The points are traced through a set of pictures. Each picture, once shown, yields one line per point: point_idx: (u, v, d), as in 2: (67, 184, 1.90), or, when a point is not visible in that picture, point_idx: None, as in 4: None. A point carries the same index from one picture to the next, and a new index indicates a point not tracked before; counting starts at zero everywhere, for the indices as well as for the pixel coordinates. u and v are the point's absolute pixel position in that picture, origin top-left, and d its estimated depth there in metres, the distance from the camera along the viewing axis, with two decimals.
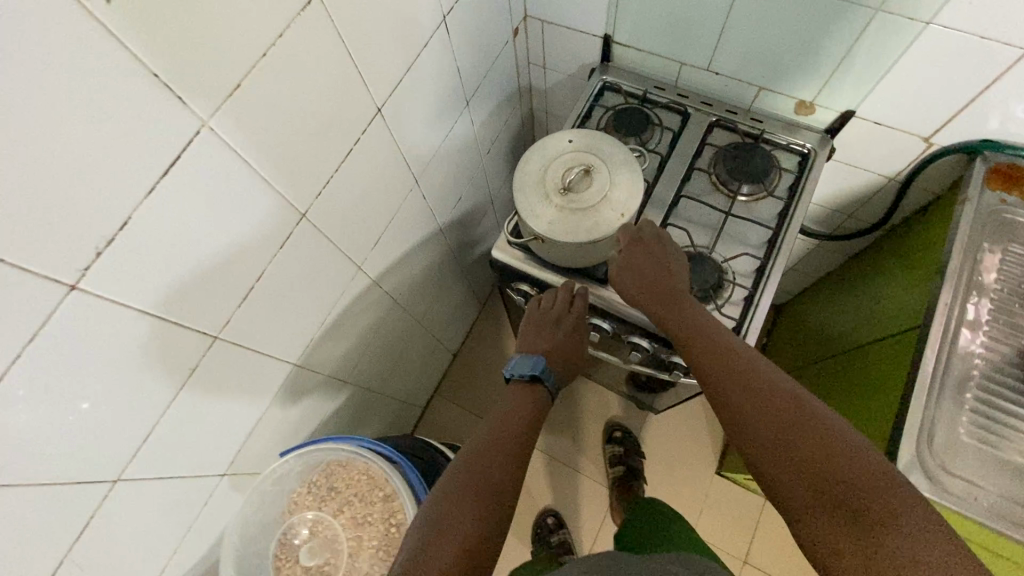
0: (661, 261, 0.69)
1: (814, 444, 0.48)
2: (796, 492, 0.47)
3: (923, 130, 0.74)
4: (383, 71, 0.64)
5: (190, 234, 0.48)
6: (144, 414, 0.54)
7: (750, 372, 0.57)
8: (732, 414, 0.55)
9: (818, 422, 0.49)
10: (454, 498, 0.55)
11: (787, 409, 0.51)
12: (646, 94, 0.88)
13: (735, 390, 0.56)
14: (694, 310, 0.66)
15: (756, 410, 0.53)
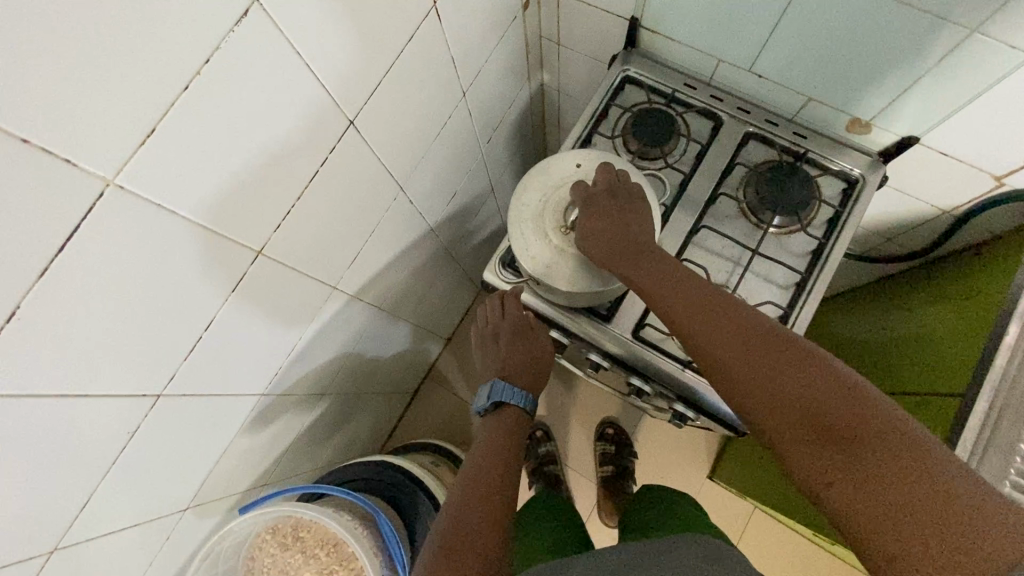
0: (625, 202, 0.62)
1: (814, 401, 0.43)
2: (808, 453, 0.42)
3: (996, 167, 0.65)
4: (358, 78, 0.53)
5: (108, 299, 0.41)
6: (85, 479, 0.49)
7: (733, 324, 0.51)
8: (724, 378, 0.49)
9: (817, 370, 0.44)
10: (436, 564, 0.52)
11: (786, 361, 0.46)
12: (674, 93, 0.76)
13: (725, 347, 0.50)
14: (666, 255, 0.59)
15: (750, 370, 0.47)
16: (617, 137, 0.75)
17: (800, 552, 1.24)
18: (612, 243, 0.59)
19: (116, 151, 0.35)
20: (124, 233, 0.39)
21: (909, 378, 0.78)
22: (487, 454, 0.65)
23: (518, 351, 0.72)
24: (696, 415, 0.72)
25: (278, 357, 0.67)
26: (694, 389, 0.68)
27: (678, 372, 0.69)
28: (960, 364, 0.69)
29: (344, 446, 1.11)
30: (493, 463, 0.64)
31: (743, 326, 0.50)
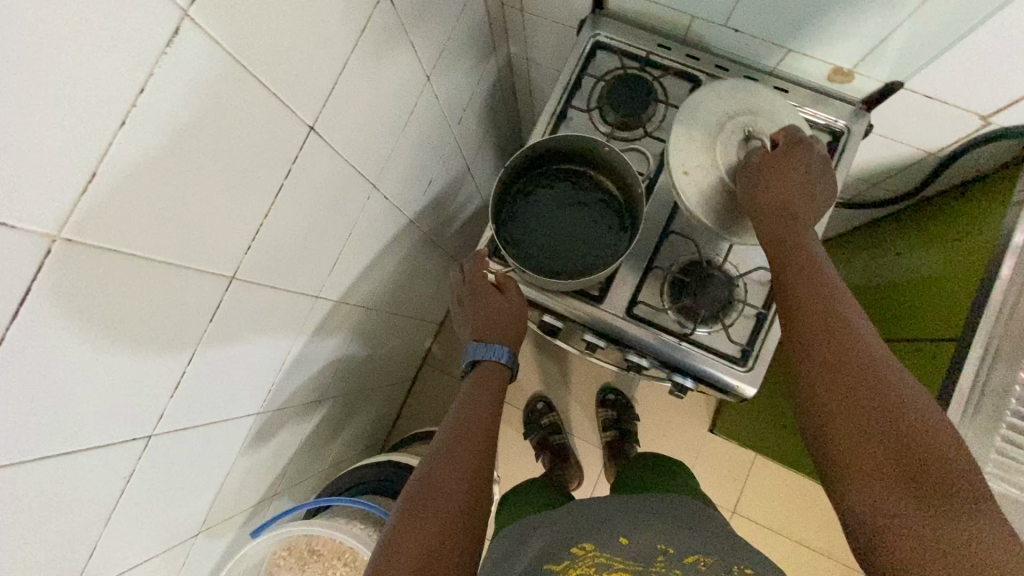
0: (806, 182, 0.59)
1: (905, 418, 0.45)
2: (867, 450, 0.45)
3: (982, 107, 0.64)
4: (310, 81, 0.49)
5: (80, 352, 0.39)
6: (88, 526, 0.48)
7: (844, 315, 0.52)
8: (809, 348, 0.51)
9: (911, 393, 0.46)
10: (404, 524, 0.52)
11: (882, 371, 0.47)
12: (648, 57, 0.73)
13: (822, 329, 0.51)
14: (800, 233, 0.57)
15: (845, 359, 0.49)
16: (593, 110, 0.72)
17: (803, 492, 1.29)
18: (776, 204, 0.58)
19: (55, 205, 0.33)
20: (83, 283, 0.37)
21: (904, 323, 0.79)
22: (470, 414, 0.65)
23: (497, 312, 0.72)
24: (694, 384, 0.72)
25: (269, 372, 0.66)
26: (692, 361, 0.68)
27: (674, 346, 0.68)
28: (951, 309, 0.70)
29: (350, 443, 1.12)
30: (481, 416, 0.65)
31: (850, 320, 0.51)
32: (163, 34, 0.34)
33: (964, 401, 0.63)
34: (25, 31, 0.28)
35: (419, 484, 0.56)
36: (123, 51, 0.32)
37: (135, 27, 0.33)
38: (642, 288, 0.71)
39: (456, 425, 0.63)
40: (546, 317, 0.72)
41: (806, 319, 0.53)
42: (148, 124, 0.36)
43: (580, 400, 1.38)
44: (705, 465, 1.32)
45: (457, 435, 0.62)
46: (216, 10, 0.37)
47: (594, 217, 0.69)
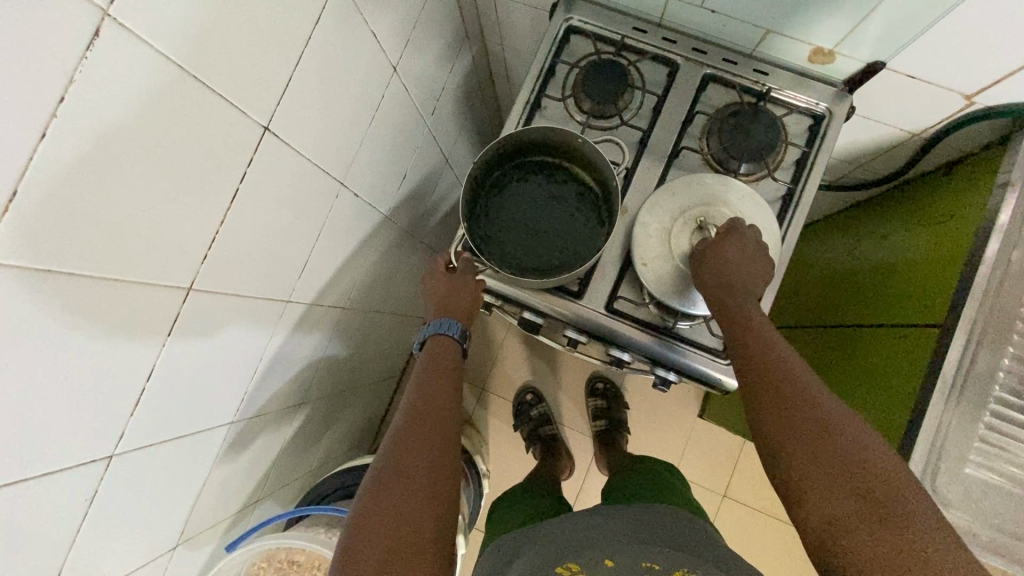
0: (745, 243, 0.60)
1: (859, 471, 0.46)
2: (827, 509, 0.46)
3: (966, 87, 0.62)
4: (260, 79, 0.47)
5: (20, 379, 0.37)
6: (52, 551, 0.47)
7: (793, 378, 0.53)
8: (765, 415, 0.52)
9: (863, 447, 0.47)
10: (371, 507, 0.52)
11: (834, 429, 0.48)
12: (624, 40, 0.70)
13: (773, 398, 0.52)
14: (741, 295, 0.59)
15: (795, 423, 0.50)
16: (568, 97, 0.70)
17: None
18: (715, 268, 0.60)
19: None
20: (15, 305, 0.34)
21: (885, 309, 0.78)
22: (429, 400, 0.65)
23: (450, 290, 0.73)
24: (678, 378, 0.71)
25: (242, 380, 0.65)
26: (675, 355, 0.67)
27: (656, 340, 0.67)
28: (933, 294, 0.69)
29: (336, 443, 1.10)
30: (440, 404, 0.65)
31: (799, 382, 0.52)
32: (83, 36, 0.32)
33: (947, 389, 0.62)
34: None
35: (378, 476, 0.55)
36: (37, 57, 0.30)
37: (48, 30, 0.30)
38: (622, 282, 0.69)
39: (411, 413, 0.63)
40: (526, 313, 0.71)
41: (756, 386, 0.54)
42: (73, 135, 0.33)
43: (569, 389, 1.37)
44: (695, 450, 1.32)
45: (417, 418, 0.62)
46: (142, 8, 0.34)
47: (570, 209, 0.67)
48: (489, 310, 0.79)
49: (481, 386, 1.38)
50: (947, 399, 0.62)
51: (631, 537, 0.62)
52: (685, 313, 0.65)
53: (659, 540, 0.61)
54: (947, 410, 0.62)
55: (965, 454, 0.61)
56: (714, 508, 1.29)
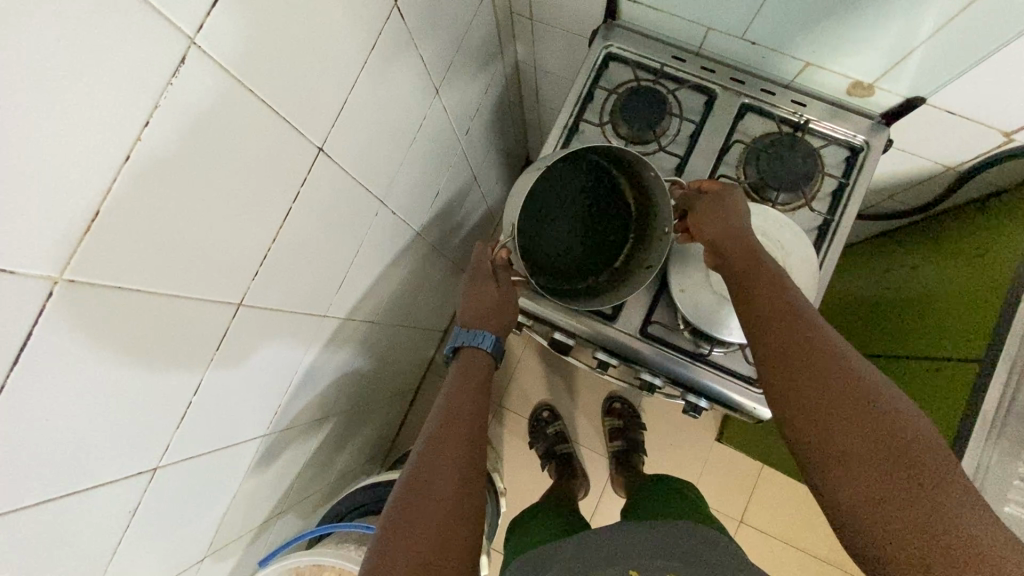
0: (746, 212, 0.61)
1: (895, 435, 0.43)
2: (865, 479, 0.42)
3: (1006, 123, 0.63)
4: (318, 102, 0.48)
5: (82, 391, 0.38)
6: (91, 560, 0.47)
7: (818, 342, 0.50)
8: (785, 379, 0.49)
9: (898, 410, 0.44)
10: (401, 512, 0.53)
11: (863, 392, 0.46)
12: (662, 69, 0.71)
13: (801, 362, 0.49)
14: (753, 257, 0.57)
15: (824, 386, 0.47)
16: (606, 123, 0.71)
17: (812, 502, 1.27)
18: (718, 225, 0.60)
19: (56, 248, 0.31)
20: (85, 322, 0.35)
21: (920, 342, 0.77)
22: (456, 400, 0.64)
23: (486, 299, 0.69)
24: (709, 404, 0.71)
25: (276, 393, 0.65)
26: (707, 382, 0.67)
27: (689, 365, 0.68)
28: (970, 328, 0.69)
29: (355, 456, 1.10)
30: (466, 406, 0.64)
31: (826, 346, 0.49)
32: (169, 65, 0.33)
33: (988, 425, 0.62)
34: (19, 71, 0.26)
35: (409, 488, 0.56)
36: (132, 84, 0.31)
37: (142, 59, 0.31)
38: (656, 307, 0.70)
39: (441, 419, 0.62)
40: (557, 334, 0.72)
41: (781, 349, 0.51)
42: (152, 156, 0.34)
43: (585, 407, 1.37)
44: (713, 474, 1.31)
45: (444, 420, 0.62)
46: (225, 36, 0.36)
47: (604, 232, 0.69)
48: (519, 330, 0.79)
49: (498, 402, 1.38)
50: (988, 435, 0.62)
51: (657, 550, 0.61)
52: (720, 340, 0.65)
53: (688, 557, 0.60)
54: (985, 446, 0.62)
55: (1005, 493, 0.61)
56: (731, 534, 1.28)
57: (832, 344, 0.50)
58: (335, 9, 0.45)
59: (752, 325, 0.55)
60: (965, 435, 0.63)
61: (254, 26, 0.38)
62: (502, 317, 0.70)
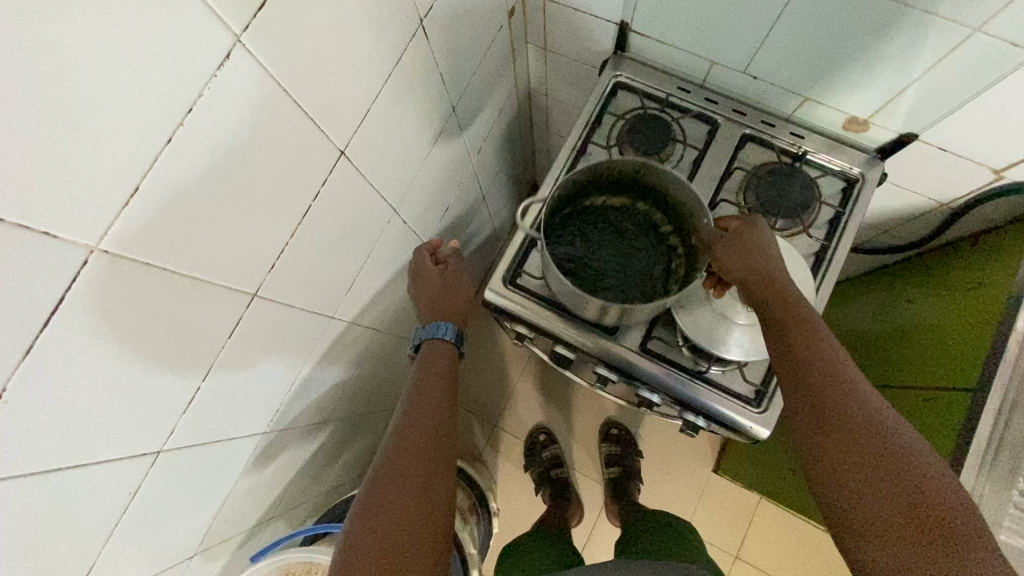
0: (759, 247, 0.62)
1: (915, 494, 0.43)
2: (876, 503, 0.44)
3: (996, 161, 0.66)
4: (343, 108, 0.51)
5: (101, 363, 0.39)
6: (91, 539, 0.48)
7: (850, 397, 0.50)
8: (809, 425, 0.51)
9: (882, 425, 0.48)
10: (380, 494, 0.55)
11: (866, 421, 0.48)
12: (668, 99, 0.75)
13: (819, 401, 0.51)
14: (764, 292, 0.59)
15: (848, 453, 0.47)
16: (612, 146, 0.74)
17: (810, 540, 1.26)
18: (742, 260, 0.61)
19: (95, 218, 0.33)
20: (111, 295, 0.37)
21: (915, 373, 0.79)
22: (427, 386, 0.68)
23: (425, 288, 0.79)
24: (706, 423, 0.72)
25: (277, 393, 0.66)
26: (704, 401, 0.68)
27: (688, 383, 0.69)
28: (963, 359, 0.70)
29: (349, 469, 1.09)
30: (434, 394, 0.68)
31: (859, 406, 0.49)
32: (215, 60, 0.36)
33: (980, 455, 0.63)
34: (83, 50, 0.29)
35: (373, 484, 0.57)
36: (181, 76, 0.34)
37: (193, 52, 0.34)
38: (656, 323, 0.72)
39: (409, 411, 0.65)
40: (559, 347, 0.73)
41: (815, 413, 0.51)
42: (191, 144, 0.37)
43: (582, 432, 1.36)
44: (710, 507, 1.29)
45: (413, 412, 0.65)
46: (267, 40, 0.39)
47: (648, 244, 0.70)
48: (521, 342, 0.81)
49: (494, 423, 1.37)
50: (981, 464, 0.63)
51: None
52: (718, 357, 0.67)
53: None
54: (978, 474, 0.62)
55: (1000, 521, 0.61)
56: (726, 569, 1.26)
57: (869, 408, 0.49)
58: (366, 24, 0.48)
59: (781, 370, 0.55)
60: (959, 464, 0.64)
61: (291, 31, 0.41)
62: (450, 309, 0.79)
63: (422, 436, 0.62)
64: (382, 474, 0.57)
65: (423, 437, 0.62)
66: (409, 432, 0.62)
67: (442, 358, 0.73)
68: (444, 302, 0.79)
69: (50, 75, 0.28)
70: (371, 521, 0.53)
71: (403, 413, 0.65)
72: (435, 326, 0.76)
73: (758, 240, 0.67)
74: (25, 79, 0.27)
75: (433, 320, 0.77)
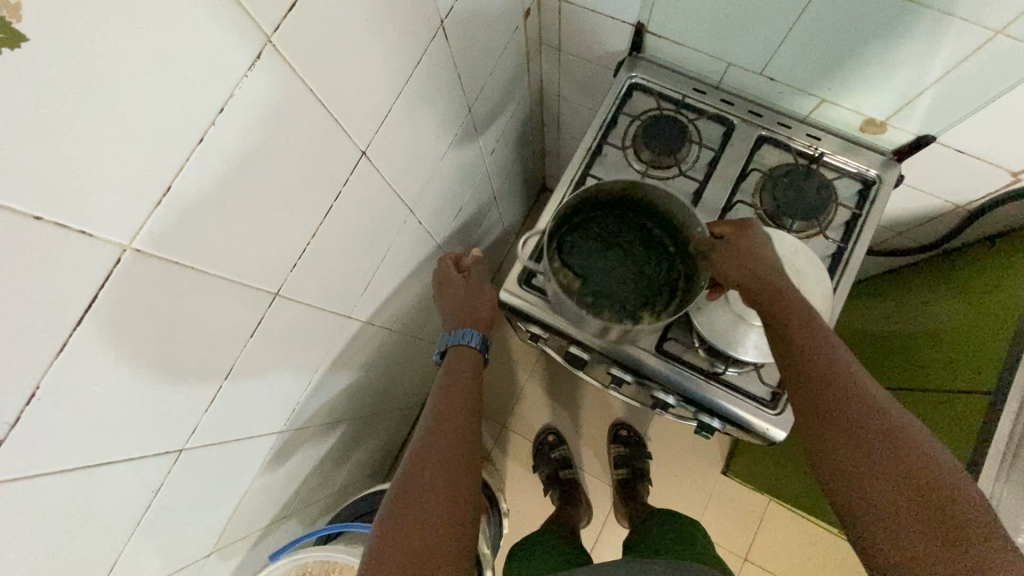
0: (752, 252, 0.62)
1: (931, 499, 0.43)
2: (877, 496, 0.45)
3: (1013, 163, 0.66)
4: (365, 108, 0.51)
5: (128, 361, 0.40)
6: (114, 536, 0.49)
7: (852, 390, 0.50)
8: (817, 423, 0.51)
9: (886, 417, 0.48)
10: (414, 490, 0.56)
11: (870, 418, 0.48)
12: (684, 100, 0.75)
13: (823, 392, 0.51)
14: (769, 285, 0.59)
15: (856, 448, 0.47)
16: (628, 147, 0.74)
17: (820, 542, 1.25)
18: (739, 266, 0.61)
19: (126, 217, 0.34)
20: (140, 294, 0.38)
21: (932, 375, 0.78)
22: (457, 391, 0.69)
23: (455, 297, 0.80)
24: (721, 424, 0.72)
25: (294, 393, 0.66)
26: (719, 402, 0.68)
27: (703, 384, 0.69)
28: (981, 362, 0.70)
29: (360, 469, 1.09)
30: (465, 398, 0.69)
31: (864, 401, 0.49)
32: (245, 61, 0.36)
33: (999, 458, 0.63)
34: (120, 54, 0.29)
35: (407, 480, 0.57)
36: (214, 77, 0.34)
37: (225, 53, 0.34)
38: (672, 324, 0.72)
39: (440, 413, 0.66)
40: (573, 347, 0.73)
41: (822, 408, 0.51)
42: (219, 143, 0.37)
43: (591, 433, 1.36)
44: (719, 508, 1.29)
45: (445, 414, 0.66)
46: (293, 42, 0.39)
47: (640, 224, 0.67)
48: (535, 343, 0.81)
49: (503, 423, 1.37)
50: (999, 467, 0.63)
51: None
52: (735, 359, 0.67)
53: None
54: (997, 477, 0.62)
55: (1018, 524, 0.61)
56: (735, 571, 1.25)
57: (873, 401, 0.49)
58: (388, 24, 0.49)
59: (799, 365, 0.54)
60: (978, 467, 0.64)
61: (318, 35, 0.41)
62: (475, 316, 0.79)
63: (452, 442, 0.63)
64: (415, 471, 0.58)
65: (457, 441, 0.63)
66: (440, 433, 0.63)
67: (465, 367, 0.74)
68: (469, 310, 0.79)
69: (86, 76, 0.28)
70: (406, 516, 0.53)
71: (432, 415, 0.66)
72: (461, 333, 0.76)
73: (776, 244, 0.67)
74: (62, 80, 0.27)
75: (461, 327, 0.78)
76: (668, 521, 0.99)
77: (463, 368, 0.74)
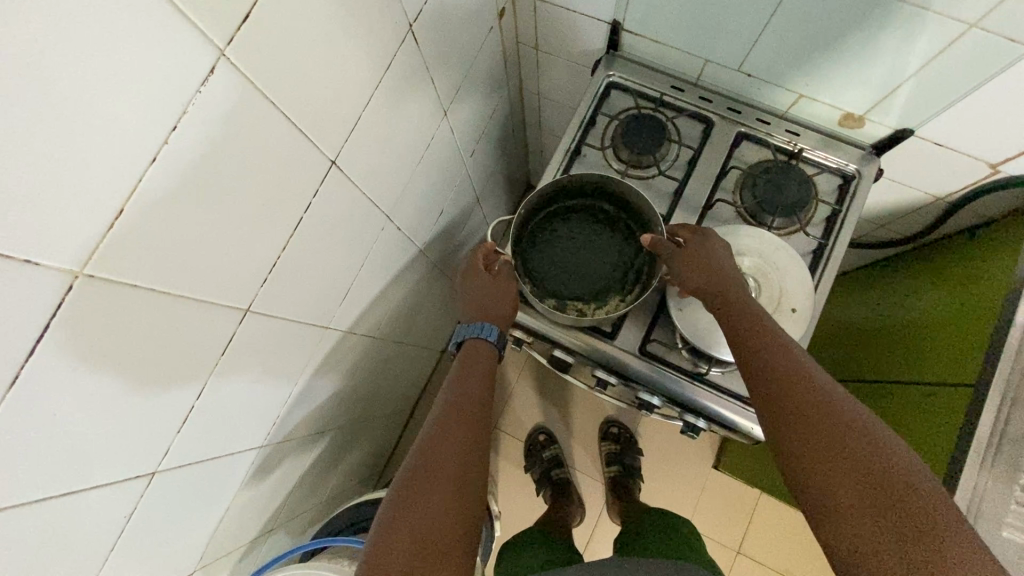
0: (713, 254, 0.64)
1: (884, 484, 0.42)
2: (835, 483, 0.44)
3: (991, 156, 0.66)
4: (333, 117, 0.50)
5: (91, 387, 0.38)
6: (85, 564, 0.47)
7: (813, 386, 0.51)
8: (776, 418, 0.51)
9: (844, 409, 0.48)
10: (410, 491, 0.54)
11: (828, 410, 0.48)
12: (662, 98, 0.75)
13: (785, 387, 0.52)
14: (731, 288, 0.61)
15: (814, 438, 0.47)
16: (607, 147, 0.73)
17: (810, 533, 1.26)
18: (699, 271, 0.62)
19: (77, 242, 0.32)
20: (99, 318, 0.36)
21: (915, 368, 0.79)
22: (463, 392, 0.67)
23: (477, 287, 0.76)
24: (707, 424, 0.71)
25: (273, 407, 0.65)
26: (702, 401, 0.68)
27: (686, 384, 0.69)
28: (963, 355, 0.70)
29: (348, 476, 1.08)
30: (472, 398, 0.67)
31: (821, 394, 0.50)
32: (200, 76, 0.35)
33: (981, 452, 0.63)
34: (61, 75, 0.28)
35: (404, 481, 0.56)
36: (165, 95, 0.33)
37: (178, 69, 0.33)
38: (655, 325, 0.71)
39: (445, 412, 0.64)
40: (555, 351, 0.72)
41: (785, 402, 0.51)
42: (176, 161, 0.36)
43: (582, 432, 1.36)
44: (711, 503, 1.29)
45: (449, 412, 0.64)
46: (252, 54, 0.38)
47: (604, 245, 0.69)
48: (520, 347, 0.80)
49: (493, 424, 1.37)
50: (982, 461, 0.63)
51: None
52: (718, 359, 0.66)
53: None
54: (980, 471, 0.62)
55: (1001, 517, 0.61)
56: (728, 565, 1.26)
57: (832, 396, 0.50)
58: (354, 31, 0.47)
59: (747, 374, 0.56)
60: (960, 461, 0.64)
61: (279, 46, 0.40)
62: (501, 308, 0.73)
63: (454, 441, 0.61)
64: (414, 471, 0.57)
65: (459, 441, 0.61)
66: (438, 431, 0.62)
67: (477, 363, 0.71)
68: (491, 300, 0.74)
69: (25, 100, 0.27)
70: (402, 518, 0.51)
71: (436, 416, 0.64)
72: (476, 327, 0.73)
73: (757, 243, 0.67)
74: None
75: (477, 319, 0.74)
76: (659, 519, 0.99)
77: (478, 364, 0.71)
